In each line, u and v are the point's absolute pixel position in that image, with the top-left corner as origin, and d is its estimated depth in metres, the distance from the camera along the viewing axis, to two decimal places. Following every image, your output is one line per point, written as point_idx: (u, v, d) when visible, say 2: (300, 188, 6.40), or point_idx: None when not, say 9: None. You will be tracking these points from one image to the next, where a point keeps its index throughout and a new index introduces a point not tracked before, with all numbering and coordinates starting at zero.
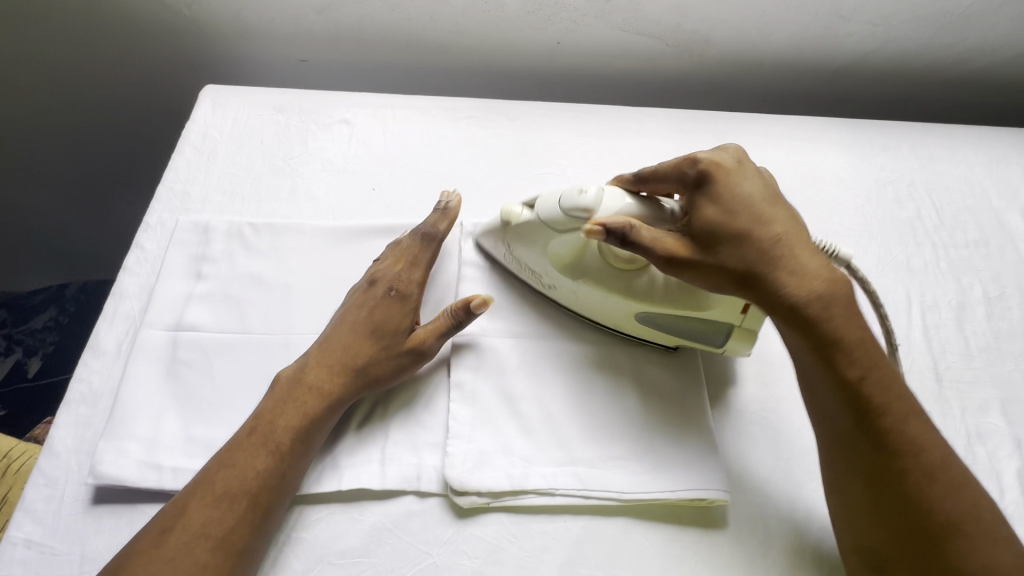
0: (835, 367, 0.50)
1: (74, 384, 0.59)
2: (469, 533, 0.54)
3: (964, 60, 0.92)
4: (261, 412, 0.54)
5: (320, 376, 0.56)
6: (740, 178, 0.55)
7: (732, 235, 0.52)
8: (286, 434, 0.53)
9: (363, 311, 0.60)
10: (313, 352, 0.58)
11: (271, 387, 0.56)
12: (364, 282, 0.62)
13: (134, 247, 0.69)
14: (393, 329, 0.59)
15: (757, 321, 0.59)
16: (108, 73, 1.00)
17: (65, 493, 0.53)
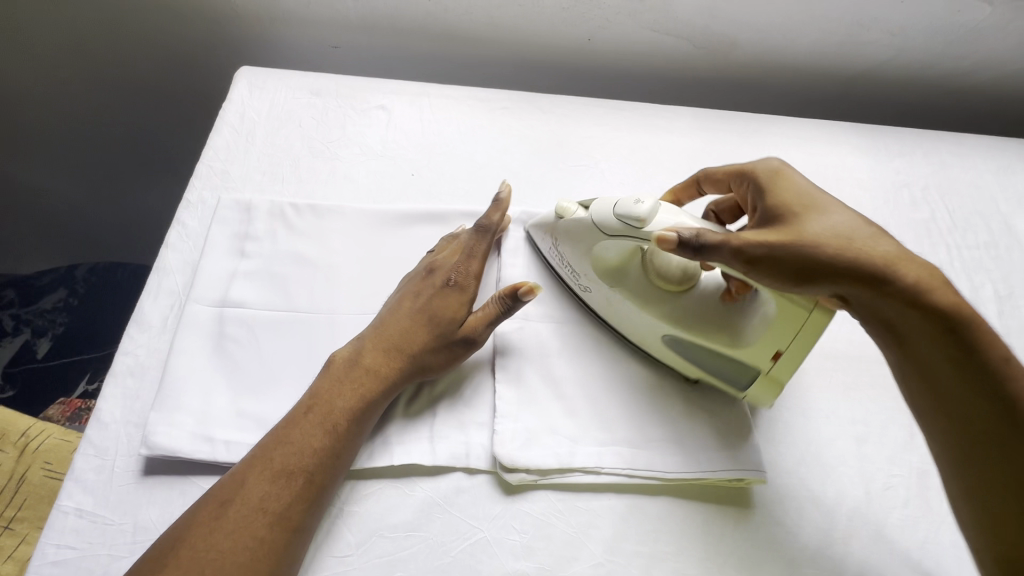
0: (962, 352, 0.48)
1: (120, 356, 0.59)
2: (517, 509, 0.56)
3: (973, 71, 0.97)
4: (318, 391, 0.54)
5: (376, 361, 0.57)
6: (802, 183, 0.58)
7: (825, 226, 0.52)
8: (342, 415, 0.53)
9: (421, 299, 0.60)
10: (368, 335, 0.59)
11: (326, 368, 0.56)
12: (422, 269, 0.63)
13: (175, 223, 0.69)
14: (449, 319, 0.59)
15: (788, 373, 0.57)
16: (133, 53, 0.99)
17: (116, 464, 0.53)
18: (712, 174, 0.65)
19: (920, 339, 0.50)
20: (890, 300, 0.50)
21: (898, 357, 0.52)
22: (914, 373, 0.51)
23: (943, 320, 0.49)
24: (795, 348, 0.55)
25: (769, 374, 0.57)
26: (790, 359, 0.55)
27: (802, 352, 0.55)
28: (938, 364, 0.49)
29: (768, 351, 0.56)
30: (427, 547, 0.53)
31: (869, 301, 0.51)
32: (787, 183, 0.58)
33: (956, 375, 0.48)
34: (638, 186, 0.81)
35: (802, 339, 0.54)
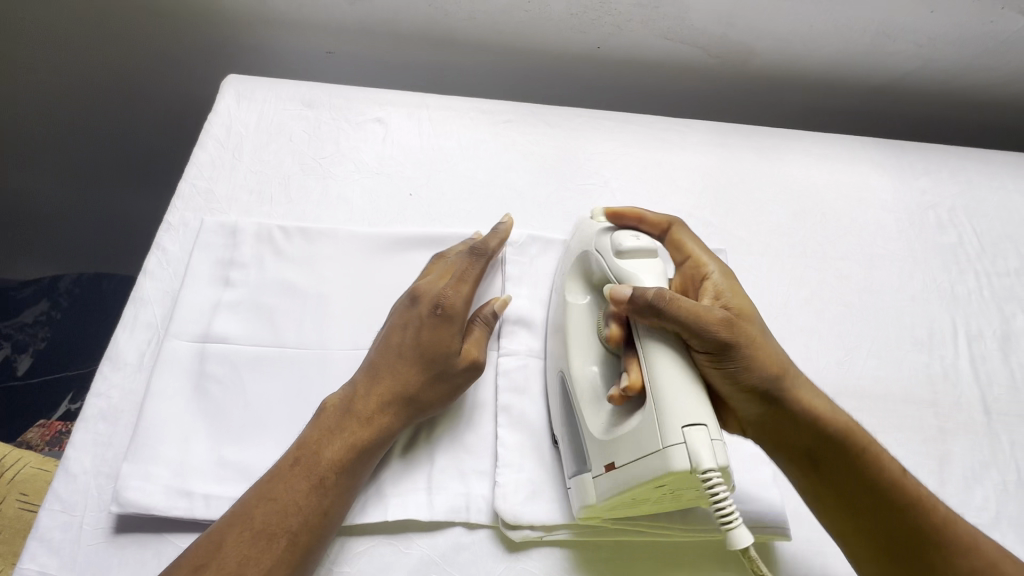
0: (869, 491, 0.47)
1: (91, 398, 0.54)
2: (521, 569, 0.51)
3: (1002, 83, 0.92)
4: (306, 440, 0.49)
5: (368, 404, 0.51)
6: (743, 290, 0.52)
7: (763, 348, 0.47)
8: (330, 466, 0.48)
9: (409, 332, 0.54)
10: (359, 377, 0.53)
11: (316, 414, 0.52)
12: (406, 297, 0.57)
13: (155, 248, 0.64)
14: (442, 353, 0.53)
15: (603, 495, 0.47)
16: (116, 56, 0.93)
17: (84, 520, 0.49)
18: (675, 241, 0.56)
19: (834, 467, 0.48)
20: (803, 426, 0.48)
21: (810, 483, 0.49)
22: (832, 498, 0.49)
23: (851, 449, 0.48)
24: (623, 477, 0.45)
25: (591, 478, 0.48)
26: (614, 481, 0.45)
27: (627, 487, 0.44)
28: (851, 489, 0.48)
29: (607, 456, 0.47)
30: None
31: (787, 424, 0.48)
32: (732, 287, 0.52)
33: (869, 501, 0.47)
34: (650, 206, 0.76)
35: (634, 466, 0.44)
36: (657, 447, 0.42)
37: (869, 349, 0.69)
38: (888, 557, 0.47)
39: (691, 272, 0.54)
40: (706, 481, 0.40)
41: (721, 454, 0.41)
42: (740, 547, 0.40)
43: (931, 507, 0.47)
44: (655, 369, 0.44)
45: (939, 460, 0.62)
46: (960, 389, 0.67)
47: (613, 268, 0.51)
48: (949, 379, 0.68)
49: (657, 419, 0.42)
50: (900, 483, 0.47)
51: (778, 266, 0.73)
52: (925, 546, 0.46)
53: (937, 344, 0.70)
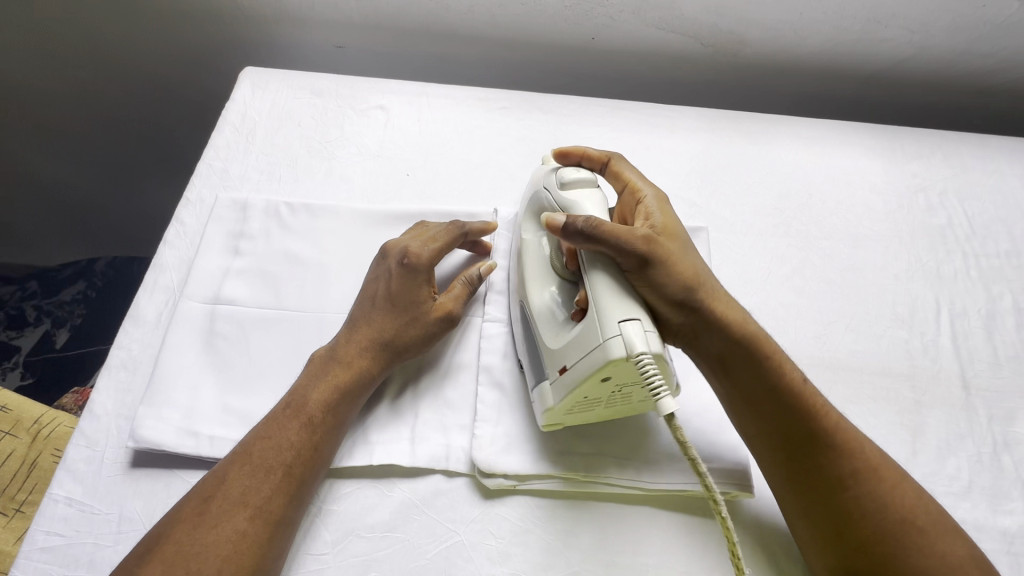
0: (773, 380, 0.51)
1: (115, 350, 0.61)
2: (496, 514, 0.55)
3: (999, 69, 0.92)
4: (294, 388, 0.55)
5: (349, 352, 0.56)
6: (670, 212, 0.56)
7: (679, 259, 0.51)
8: (317, 407, 0.53)
9: (380, 283, 0.60)
10: (342, 331, 0.58)
11: (305, 366, 0.57)
12: (378, 254, 0.62)
13: (174, 221, 0.70)
14: (414, 302, 0.59)
15: (558, 397, 0.50)
16: (147, 55, 1.01)
17: (105, 455, 0.55)
18: (615, 172, 0.61)
19: (746, 371, 0.52)
20: (716, 332, 0.52)
21: (723, 386, 0.53)
22: (740, 400, 0.53)
23: (763, 354, 0.52)
24: (573, 375, 0.48)
25: (547, 385, 0.52)
26: (565, 382, 0.49)
27: (578, 383, 0.48)
28: (760, 391, 0.52)
29: (559, 361, 0.51)
30: (403, 549, 0.53)
31: (698, 333, 0.52)
32: (662, 209, 0.56)
33: (773, 401, 0.51)
34: None
35: (580, 365, 0.48)
36: (599, 341, 0.46)
37: (848, 324, 0.70)
38: (786, 452, 0.51)
39: (629, 199, 0.59)
40: (640, 364, 0.44)
41: (653, 342, 0.45)
42: (665, 413, 0.44)
43: (824, 413, 0.51)
44: (595, 287, 0.49)
45: (913, 431, 0.63)
46: (940, 366, 0.68)
47: (557, 199, 0.56)
48: (929, 355, 0.69)
49: (598, 318, 0.47)
50: (801, 390, 0.51)
51: (760, 245, 0.76)
52: (815, 447, 0.50)
53: (919, 321, 0.71)
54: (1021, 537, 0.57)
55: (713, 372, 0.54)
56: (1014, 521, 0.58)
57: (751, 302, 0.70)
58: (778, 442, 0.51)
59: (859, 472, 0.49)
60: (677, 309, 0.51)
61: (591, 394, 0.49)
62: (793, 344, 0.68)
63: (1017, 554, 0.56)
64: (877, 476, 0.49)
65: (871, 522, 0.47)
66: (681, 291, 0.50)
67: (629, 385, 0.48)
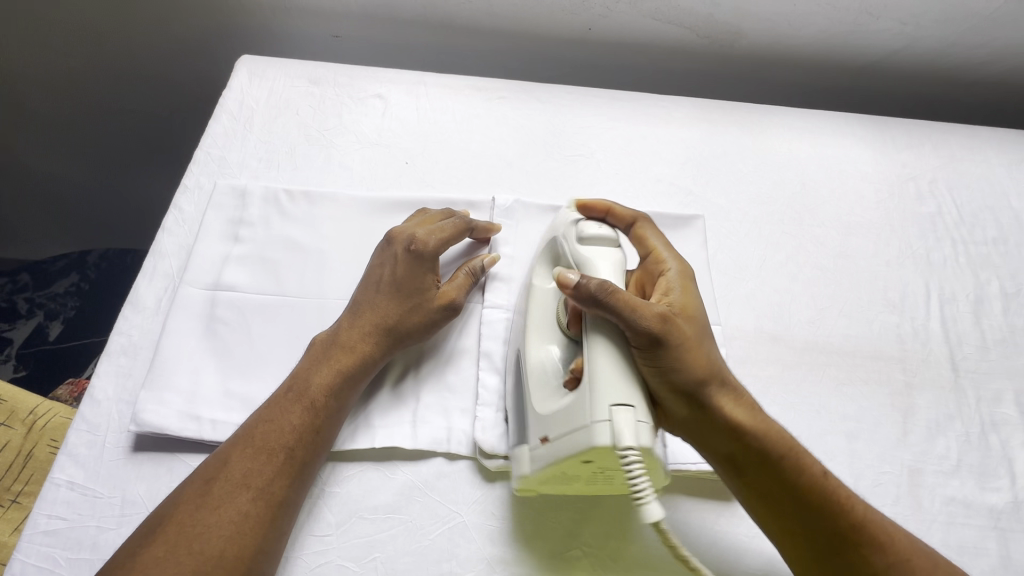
0: (789, 477, 0.50)
1: (115, 336, 0.61)
2: (497, 495, 0.56)
3: (987, 62, 0.94)
4: (295, 373, 0.55)
5: (354, 337, 0.57)
6: (694, 291, 0.56)
7: (693, 346, 0.50)
8: (320, 391, 0.53)
9: (385, 268, 0.60)
10: (344, 316, 0.59)
11: (307, 350, 0.57)
12: (383, 240, 0.63)
13: (172, 208, 0.70)
14: (418, 289, 0.59)
15: (535, 464, 0.50)
16: (142, 45, 1.00)
17: (107, 439, 0.55)
18: (639, 236, 0.60)
19: (762, 470, 0.51)
20: (728, 430, 0.51)
21: (739, 485, 0.52)
22: (756, 498, 0.51)
23: (780, 451, 0.50)
24: (555, 449, 0.48)
25: (526, 450, 0.52)
26: (546, 454, 0.49)
27: (557, 458, 0.48)
28: (776, 491, 0.50)
29: (541, 430, 0.50)
30: (406, 529, 0.53)
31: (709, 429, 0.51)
32: (684, 287, 0.55)
33: (791, 502, 0.50)
34: (634, 175, 0.80)
35: (564, 440, 0.47)
36: (586, 422, 0.46)
37: (841, 309, 0.72)
38: (808, 554, 0.49)
39: (651, 266, 0.58)
40: (625, 457, 0.44)
41: (642, 435, 0.45)
42: (650, 520, 0.43)
43: (851, 507, 0.50)
44: (593, 358, 0.48)
45: (903, 412, 0.65)
46: (930, 348, 0.70)
47: (573, 252, 0.56)
48: (920, 338, 0.70)
49: (589, 395, 0.46)
50: (825, 485, 0.50)
51: (755, 232, 0.77)
52: (844, 544, 0.49)
53: (910, 306, 0.73)
54: (1007, 512, 0.59)
55: (726, 471, 0.52)
56: (1001, 498, 0.60)
57: (747, 288, 0.71)
58: (801, 544, 0.50)
59: (893, 565, 0.48)
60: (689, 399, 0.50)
61: (570, 469, 0.49)
62: (788, 329, 0.69)
63: (1003, 529, 0.58)
64: (911, 569, 0.48)
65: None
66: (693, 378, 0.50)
67: (610, 467, 0.48)
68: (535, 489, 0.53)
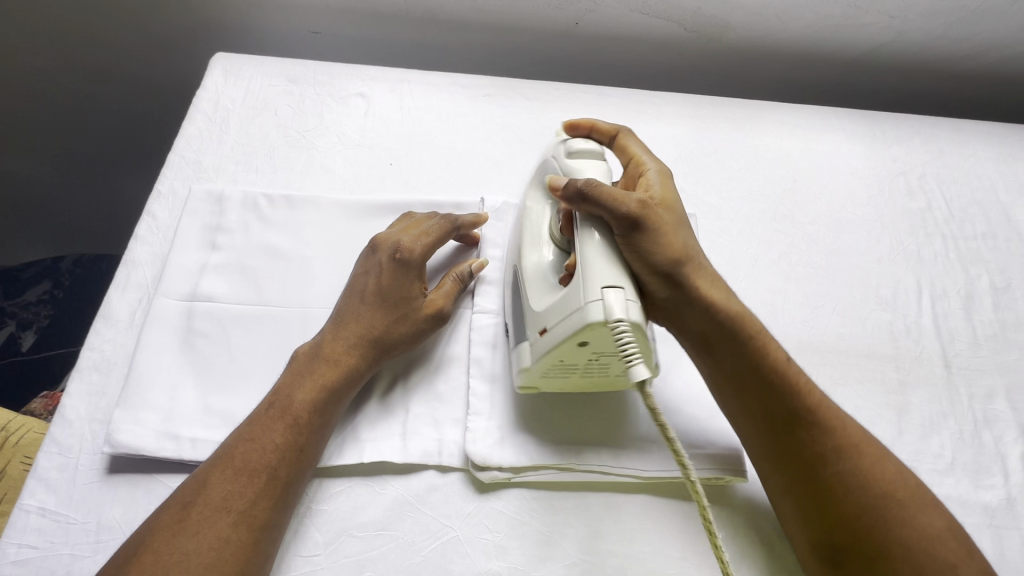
0: (753, 357, 0.52)
1: (86, 352, 0.58)
2: (491, 507, 0.54)
3: (973, 55, 0.94)
4: (278, 387, 0.53)
5: (337, 349, 0.54)
6: (673, 187, 0.56)
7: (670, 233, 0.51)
8: (303, 407, 0.51)
9: (370, 277, 0.58)
10: (328, 325, 0.56)
11: (289, 363, 0.55)
12: (368, 246, 0.61)
13: (145, 215, 0.67)
14: (404, 298, 0.57)
15: (534, 355, 0.51)
16: (112, 41, 0.96)
17: (79, 462, 0.52)
18: (621, 145, 0.60)
19: (730, 349, 0.53)
20: (699, 312, 0.53)
21: (708, 363, 0.54)
22: (723, 377, 0.54)
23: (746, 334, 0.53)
24: (552, 335, 0.48)
25: (528, 344, 0.52)
26: (544, 343, 0.49)
27: (553, 345, 0.48)
28: (741, 370, 0.53)
29: (539, 323, 0.50)
30: (398, 546, 0.51)
31: (680, 311, 0.53)
32: (663, 184, 0.56)
33: (753, 380, 0.52)
34: None
35: (559, 325, 0.48)
36: (580, 304, 0.46)
37: (834, 308, 0.71)
38: (768, 432, 0.52)
39: (633, 170, 0.59)
40: (616, 330, 0.44)
41: (632, 312, 0.45)
42: (636, 382, 0.44)
43: (808, 389, 0.52)
44: (585, 248, 0.49)
45: (898, 411, 0.64)
46: (923, 346, 0.69)
47: (563, 166, 0.56)
48: (912, 337, 0.70)
49: (582, 281, 0.47)
50: (783, 366, 0.52)
51: (747, 230, 0.76)
52: (795, 424, 0.51)
53: (902, 303, 0.72)
54: (1001, 510, 0.59)
55: (698, 351, 0.55)
56: (995, 495, 0.60)
57: (739, 288, 0.71)
58: (763, 425, 0.52)
59: (841, 448, 0.49)
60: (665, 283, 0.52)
61: (566, 357, 0.49)
62: (781, 329, 0.68)
63: (997, 527, 0.58)
64: (859, 451, 0.49)
65: (852, 496, 0.48)
66: (669, 261, 0.51)
67: (604, 353, 0.48)
68: (535, 386, 0.54)
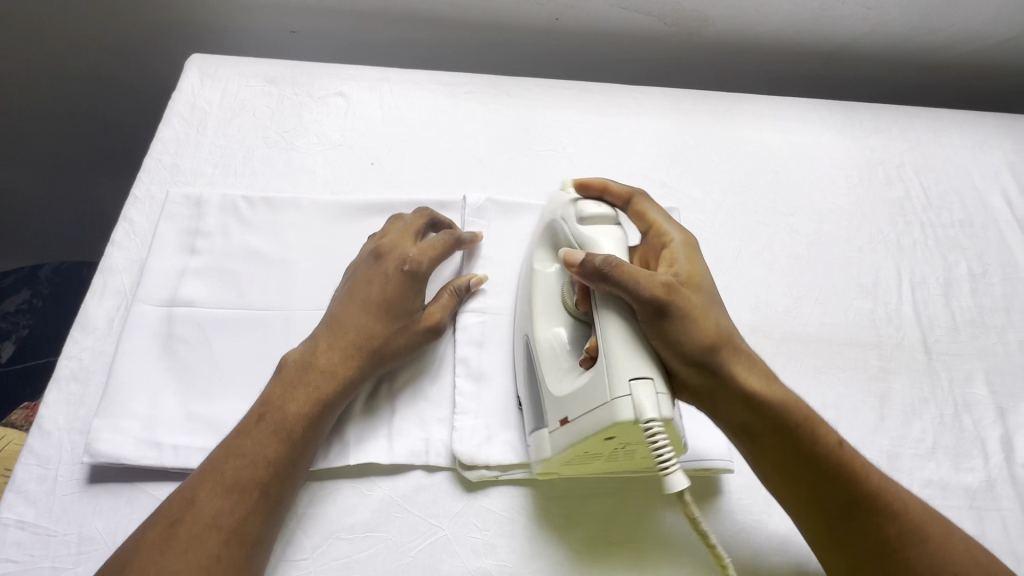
0: (801, 446, 0.50)
1: (63, 361, 0.57)
2: (479, 506, 0.54)
3: (948, 45, 0.95)
4: (269, 398, 0.51)
5: (334, 360, 0.54)
6: (701, 261, 0.53)
7: (704, 318, 0.49)
8: (298, 421, 0.50)
9: (373, 287, 0.57)
10: (322, 333, 0.55)
11: (279, 372, 0.53)
12: (369, 254, 0.60)
13: (122, 220, 0.66)
14: (407, 309, 0.57)
15: (556, 445, 0.50)
16: (85, 42, 0.95)
17: (58, 473, 0.51)
18: (639, 212, 0.57)
19: (776, 436, 0.50)
20: (740, 401, 0.50)
21: (752, 453, 0.52)
22: (770, 465, 0.51)
23: (794, 422, 0.50)
24: (575, 429, 0.48)
25: (546, 432, 0.51)
26: (566, 435, 0.48)
27: (578, 440, 0.47)
28: (789, 459, 0.50)
29: (560, 412, 0.49)
30: (386, 547, 0.51)
31: (720, 399, 0.50)
32: (689, 257, 0.53)
33: (804, 469, 0.50)
34: (607, 170, 0.78)
35: (586, 420, 0.47)
36: (607, 400, 0.45)
37: (816, 297, 0.72)
38: (825, 520, 0.49)
39: (654, 241, 0.56)
40: (648, 430, 0.44)
41: (663, 407, 0.45)
42: (675, 490, 0.44)
43: (866, 474, 0.49)
44: (607, 337, 0.47)
45: (880, 398, 0.65)
46: (903, 332, 0.70)
47: (575, 233, 0.54)
48: (892, 324, 0.71)
49: (607, 373, 0.46)
50: (836, 452, 0.49)
51: (729, 223, 0.76)
52: (855, 511, 0.49)
53: (883, 290, 0.73)
54: (982, 491, 0.60)
55: (739, 439, 0.52)
56: (976, 477, 0.61)
57: (723, 281, 0.71)
58: (819, 514, 0.50)
59: (908, 535, 0.47)
60: (701, 372, 0.49)
61: (590, 449, 0.48)
62: (765, 319, 0.69)
63: (979, 508, 0.59)
64: (927, 535, 0.47)
65: None
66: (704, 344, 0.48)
67: (632, 444, 0.47)
68: (555, 473, 0.53)
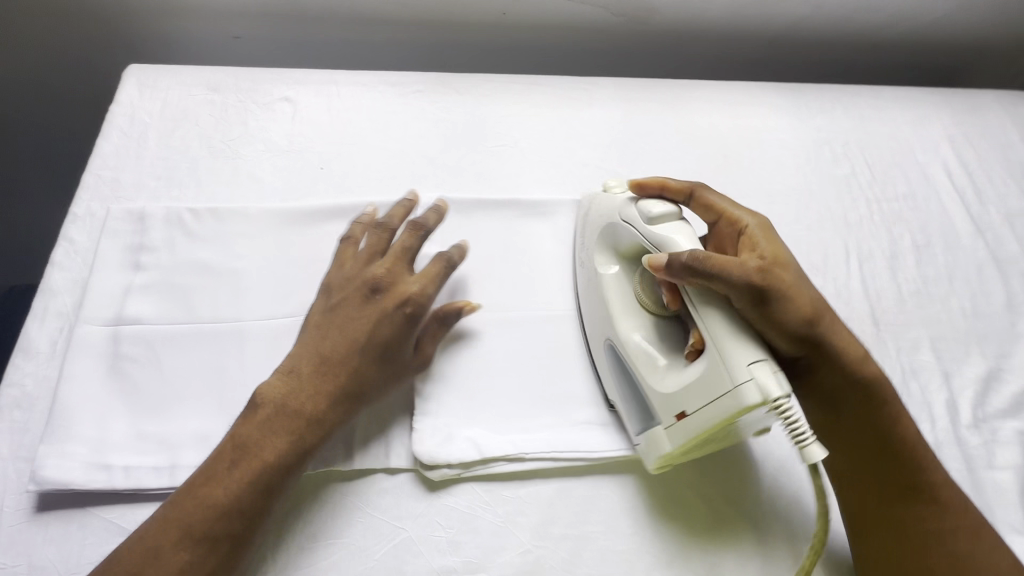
0: (883, 419, 0.53)
1: (5, 388, 0.55)
2: (442, 505, 0.54)
3: (886, 24, 0.98)
4: (246, 443, 0.48)
5: (314, 405, 0.51)
6: (779, 241, 0.54)
7: (799, 298, 0.51)
8: (274, 471, 0.48)
9: (366, 326, 0.54)
10: (305, 372, 0.52)
11: (250, 413, 0.50)
12: (363, 287, 0.56)
13: (61, 240, 0.64)
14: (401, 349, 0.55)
15: (676, 438, 0.51)
16: (18, 53, 0.91)
17: (4, 503, 0.50)
18: (701, 202, 0.59)
19: (863, 414, 0.53)
20: (831, 376, 0.53)
21: (833, 433, 0.55)
22: (846, 447, 0.54)
23: (879, 398, 0.53)
24: (696, 422, 0.49)
25: (662, 430, 0.52)
26: (687, 429, 0.50)
27: (702, 430, 0.49)
28: (869, 442, 0.53)
29: (676, 406, 0.51)
30: (348, 553, 0.51)
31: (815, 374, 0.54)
32: (769, 238, 0.54)
33: (880, 452, 0.53)
34: (559, 163, 0.79)
35: (710, 409, 0.48)
36: (729, 387, 0.46)
37: None
38: (893, 511, 0.52)
39: (728, 229, 0.57)
40: (778, 409, 0.45)
41: (785, 384, 0.46)
42: (814, 460, 0.45)
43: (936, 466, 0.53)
44: (709, 327, 0.49)
45: None
46: (852, 305, 0.72)
47: (647, 235, 0.55)
48: (841, 298, 0.73)
49: (722, 359, 0.47)
50: (907, 437, 0.53)
51: None
52: (921, 503, 0.51)
53: (832, 266, 0.75)
54: None
55: (823, 415, 0.55)
56: None
57: None
58: (887, 503, 0.52)
59: (966, 533, 0.50)
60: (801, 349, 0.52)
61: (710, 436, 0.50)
62: None
63: None
64: (977, 534, 0.50)
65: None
66: (801, 331, 0.50)
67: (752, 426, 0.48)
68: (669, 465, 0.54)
